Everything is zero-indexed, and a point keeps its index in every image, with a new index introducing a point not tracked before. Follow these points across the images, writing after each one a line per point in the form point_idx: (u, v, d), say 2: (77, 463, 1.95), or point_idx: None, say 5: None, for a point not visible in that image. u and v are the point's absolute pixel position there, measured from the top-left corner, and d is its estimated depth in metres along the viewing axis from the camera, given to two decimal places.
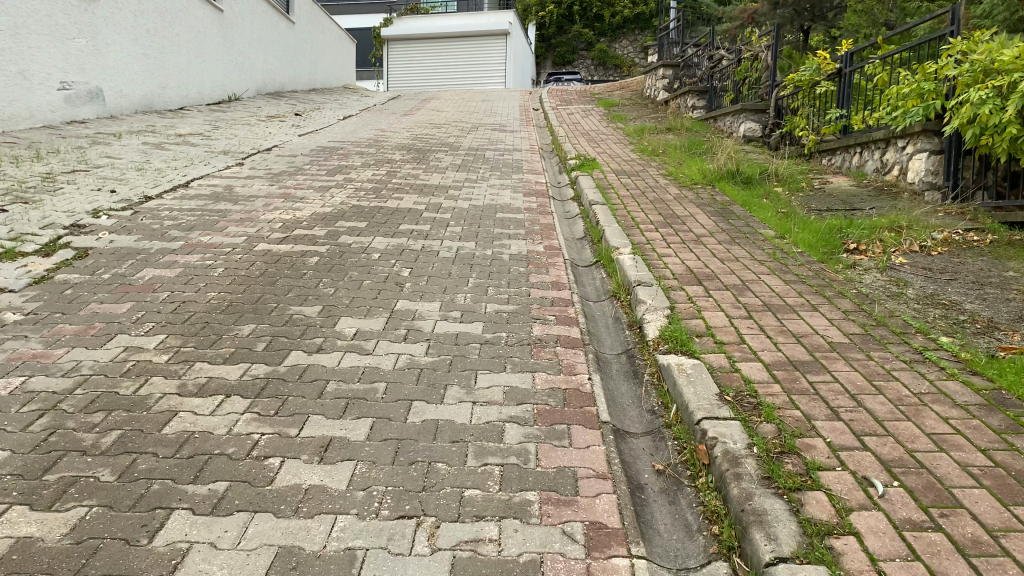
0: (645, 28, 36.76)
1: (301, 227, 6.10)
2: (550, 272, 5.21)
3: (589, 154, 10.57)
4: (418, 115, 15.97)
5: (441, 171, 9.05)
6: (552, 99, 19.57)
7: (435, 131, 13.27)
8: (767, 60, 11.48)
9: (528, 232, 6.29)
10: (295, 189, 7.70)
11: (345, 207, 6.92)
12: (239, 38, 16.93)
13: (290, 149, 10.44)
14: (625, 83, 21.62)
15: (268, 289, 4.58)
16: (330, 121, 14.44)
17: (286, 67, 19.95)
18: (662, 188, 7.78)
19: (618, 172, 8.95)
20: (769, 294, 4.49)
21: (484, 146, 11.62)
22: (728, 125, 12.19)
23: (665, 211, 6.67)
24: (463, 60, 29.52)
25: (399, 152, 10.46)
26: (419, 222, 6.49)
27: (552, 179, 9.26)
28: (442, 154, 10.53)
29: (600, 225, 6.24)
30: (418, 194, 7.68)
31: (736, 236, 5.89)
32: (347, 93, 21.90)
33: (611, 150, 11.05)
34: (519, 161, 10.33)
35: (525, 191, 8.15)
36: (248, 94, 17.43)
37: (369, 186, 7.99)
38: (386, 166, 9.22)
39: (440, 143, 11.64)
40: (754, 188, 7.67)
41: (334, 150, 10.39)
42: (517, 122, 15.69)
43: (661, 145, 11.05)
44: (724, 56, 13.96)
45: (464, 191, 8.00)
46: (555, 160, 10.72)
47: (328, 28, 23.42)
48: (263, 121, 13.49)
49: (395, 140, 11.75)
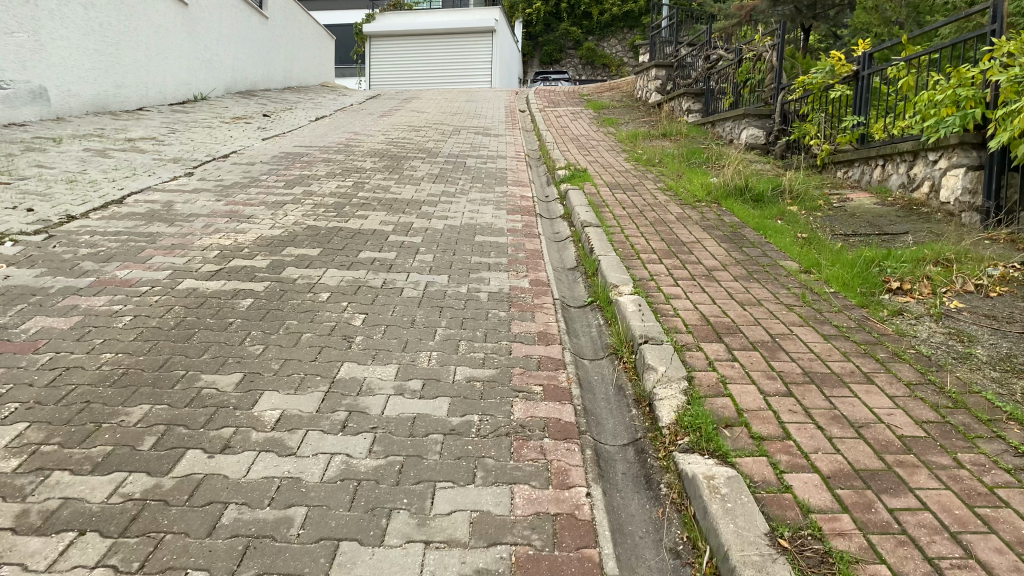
0: (634, 26, 35.91)
1: (242, 255, 5.19)
2: (536, 317, 4.30)
3: (580, 162, 9.66)
4: (396, 116, 15.03)
5: (414, 183, 8.14)
6: (539, 100, 18.67)
7: (412, 134, 12.34)
8: (772, 61, 10.61)
9: (509, 262, 5.38)
10: (245, 205, 6.78)
11: (299, 228, 6.01)
12: (206, 33, 15.94)
13: (249, 155, 9.50)
14: (615, 83, 20.72)
15: (180, 349, 3.64)
16: (300, 123, 13.48)
17: (258, 65, 18.93)
18: (662, 206, 6.89)
19: (611, 185, 8.04)
20: (807, 355, 3.60)
21: (464, 153, 10.73)
22: (728, 130, 11.33)
23: (668, 236, 5.76)
24: (447, 58, 28.56)
25: (370, 159, 9.54)
26: (383, 248, 5.58)
27: (539, 193, 8.36)
28: (416, 161, 9.61)
29: (594, 254, 5.33)
30: (385, 211, 6.78)
31: (755, 270, 4.99)
32: (324, 92, 20.93)
33: (605, 158, 10.15)
34: (501, 170, 9.43)
35: (506, 207, 7.26)
36: (216, 93, 16.44)
37: (331, 201, 7.08)
38: (353, 176, 8.30)
39: (417, 149, 10.74)
40: (767, 206, 6.77)
41: (298, 157, 9.48)
42: (502, 124, 14.78)
43: (660, 153, 10.14)
44: (721, 56, 13.08)
45: (438, 206, 7.10)
46: (543, 170, 9.80)
47: (304, 23, 22.43)
48: (227, 123, 12.53)
49: (368, 145, 10.83)
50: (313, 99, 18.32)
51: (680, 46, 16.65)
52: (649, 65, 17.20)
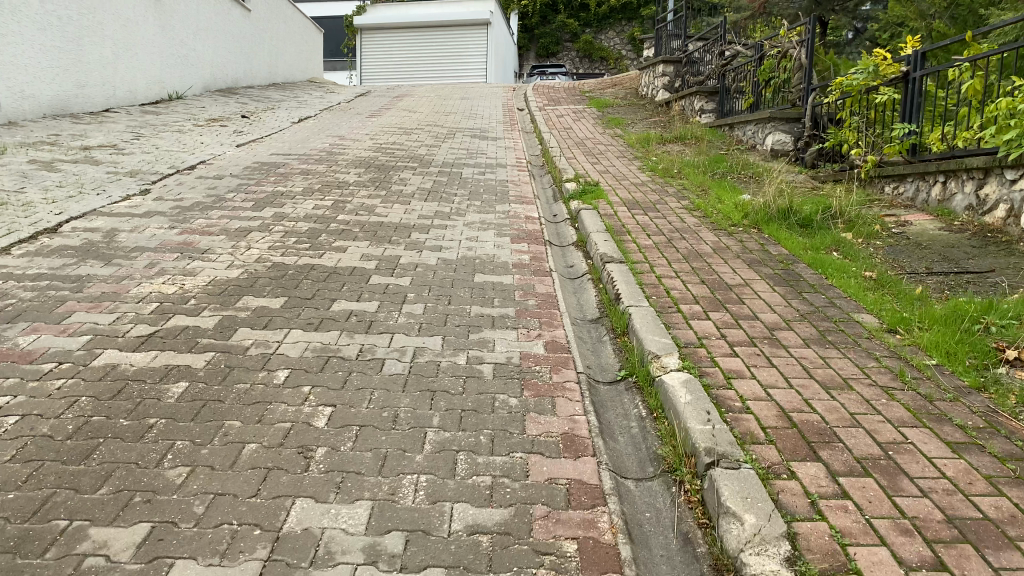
0: (633, 18, 34.84)
1: (185, 310, 4.17)
2: (559, 405, 3.29)
3: (589, 173, 8.62)
4: (385, 117, 13.97)
5: (402, 201, 7.12)
6: (538, 97, 17.66)
7: (403, 138, 11.32)
8: (800, 58, 9.59)
9: (517, 314, 4.38)
10: (202, 233, 5.76)
11: (262, 266, 5.00)
12: (181, 27, 14.87)
13: (218, 166, 8.48)
14: (618, 80, 19.64)
15: (69, 477, 2.62)
16: (282, 125, 12.44)
17: (239, 61, 17.84)
18: (693, 233, 5.87)
19: (629, 204, 7.02)
20: (940, 481, 2.61)
21: (459, 161, 9.70)
22: (750, 135, 10.32)
23: (708, 279, 4.77)
24: (441, 50, 27.44)
25: (355, 170, 8.51)
26: (363, 294, 4.57)
27: (547, 212, 7.34)
28: (406, 172, 8.58)
29: (624, 305, 4.31)
30: (368, 239, 5.77)
31: (827, 331, 3.99)
32: (309, 89, 19.84)
33: (616, 167, 9.10)
34: (502, 182, 8.41)
35: (509, 233, 6.25)
36: (192, 91, 15.37)
37: (305, 226, 6.06)
38: (333, 193, 7.27)
39: (408, 157, 9.71)
40: (817, 234, 5.76)
41: (274, 168, 8.45)
42: (500, 125, 13.76)
43: (676, 161, 9.09)
44: (740, 52, 12.05)
45: (431, 232, 6.08)
46: (549, 183, 8.77)
47: (290, 16, 21.35)
48: (199, 127, 11.48)
49: (354, 152, 9.80)
50: (298, 98, 17.25)
51: (689, 41, 15.62)
52: (656, 60, 16.15)
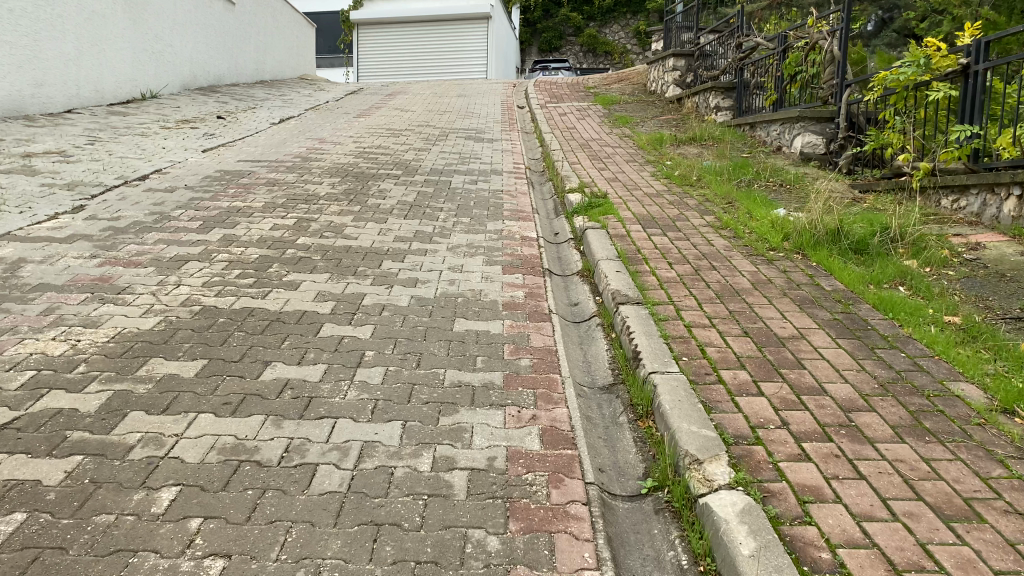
0: (638, 11, 33.75)
1: (66, 383, 3.16)
2: (563, 547, 2.27)
3: (596, 182, 7.58)
4: (374, 117, 12.96)
5: (378, 218, 6.11)
6: (540, 94, 16.65)
7: (390, 141, 10.31)
8: (832, 50, 8.54)
9: (505, 383, 3.34)
10: (128, 264, 4.76)
11: (188, 312, 3.99)
12: (156, 21, 13.87)
13: (175, 175, 7.48)
14: (624, 75, 18.56)
15: None
16: (260, 127, 11.43)
17: (222, 57, 16.85)
18: (724, 262, 4.84)
19: (643, 222, 5.98)
20: None
21: (450, 167, 8.70)
22: (774, 136, 9.27)
23: (751, 330, 3.74)
24: (439, 45, 26.40)
25: (329, 179, 7.51)
26: (307, 353, 3.55)
27: (547, 231, 6.31)
28: (388, 182, 7.57)
29: (647, 373, 3.29)
30: (329, 271, 4.76)
31: (923, 414, 2.97)
32: (298, 87, 18.83)
33: (624, 174, 8.06)
34: (496, 193, 7.40)
35: (500, 259, 5.23)
36: (169, 90, 14.38)
37: (255, 254, 5.05)
38: (300, 209, 6.27)
39: (393, 163, 8.70)
40: (875, 263, 4.74)
41: (238, 177, 7.46)
42: (498, 125, 12.74)
43: (694, 166, 8.04)
44: (761, 44, 11.00)
45: (407, 261, 5.07)
46: (550, 195, 7.73)
47: (279, 10, 20.35)
48: (167, 129, 10.49)
49: (333, 158, 8.80)
50: (284, 96, 16.25)
51: (702, 34, 14.57)
52: (666, 54, 15.10)
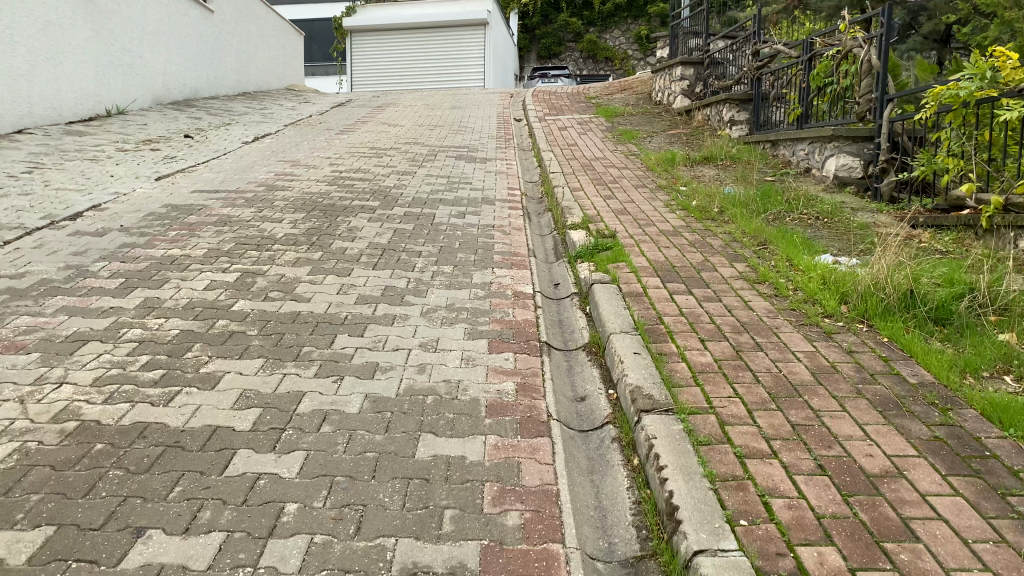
0: (639, 16, 32.75)
1: None
2: None
3: (601, 216, 6.53)
4: (358, 134, 11.93)
5: (341, 268, 5.08)
6: (539, 105, 15.66)
7: (372, 164, 9.29)
8: (868, 59, 7.52)
9: (482, 564, 2.28)
10: (7, 348, 3.71)
11: (56, 434, 2.93)
12: (123, 31, 12.85)
13: (113, 212, 6.45)
14: (627, 84, 17.54)
15: None
16: (231, 147, 10.41)
17: (199, 69, 15.84)
18: (770, 338, 3.80)
19: (661, 271, 4.93)
20: None
21: (434, 195, 7.68)
22: (801, 156, 8.24)
23: (825, 461, 2.70)
24: (434, 53, 25.38)
25: (292, 215, 6.49)
26: (203, 510, 2.50)
27: (545, 282, 5.25)
28: (361, 217, 6.55)
29: (694, 555, 2.24)
30: (263, 355, 3.72)
31: None
32: (281, 99, 17.82)
33: (634, 204, 7.00)
34: (485, 230, 6.38)
35: (486, 326, 4.18)
36: (137, 105, 13.36)
37: (175, 329, 4.00)
38: (247, 257, 5.24)
39: (370, 192, 7.68)
40: (966, 338, 3.70)
41: (184, 214, 6.44)
42: (492, 141, 11.72)
43: (715, 194, 6.97)
44: (781, 52, 9.98)
45: (368, 333, 4.01)
46: (549, 231, 6.69)
47: (262, 18, 19.34)
48: (124, 151, 9.47)
49: (302, 186, 7.79)
50: (265, 110, 15.23)
51: (711, 40, 13.55)
52: (672, 62, 14.09)
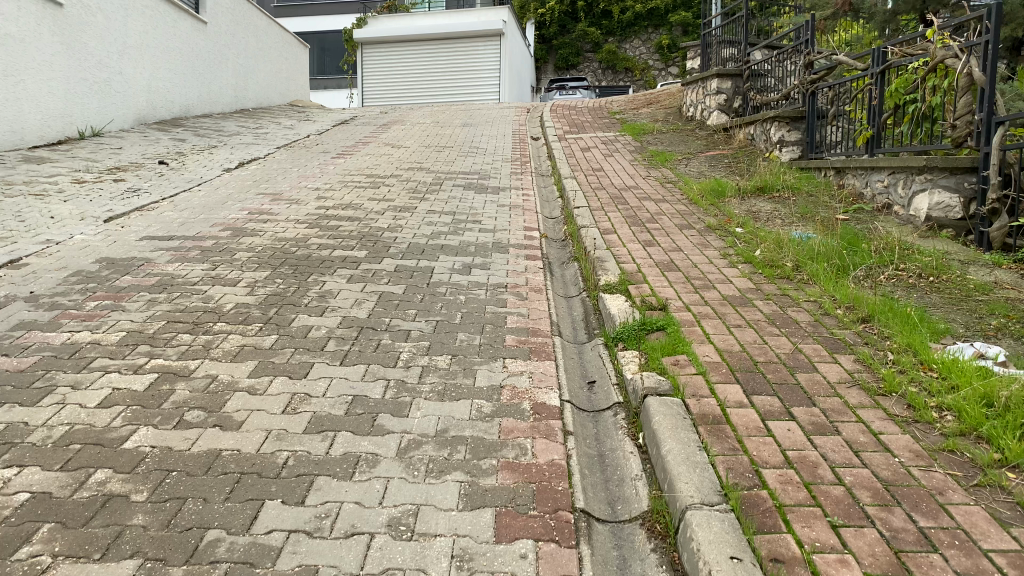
0: (660, 25, 31.10)
1: None
2: None
3: (644, 273, 5.14)
4: (355, 158, 10.64)
5: (297, 363, 3.74)
6: (560, 121, 14.35)
7: (366, 196, 7.96)
8: (968, 72, 6.08)
9: None
10: None
11: None
12: (98, 44, 11.63)
13: (28, 272, 5.13)
14: (653, 98, 16.17)
15: None
16: (208, 176, 9.14)
17: (187, 85, 14.61)
18: (941, 520, 2.41)
19: (740, 372, 3.53)
20: None
21: (433, 239, 6.36)
22: (881, 190, 6.81)
23: None
24: (448, 65, 24.13)
25: (253, 274, 5.16)
26: None
27: (577, 378, 3.86)
28: (339, 275, 5.22)
29: None
30: (142, 550, 2.36)
31: None
32: (280, 116, 16.60)
33: (683, 255, 5.60)
34: (496, 292, 5.02)
35: (494, 476, 2.80)
36: (114, 126, 12.13)
37: (25, 492, 2.65)
38: (175, 347, 3.92)
39: (358, 235, 6.35)
40: None
41: (119, 273, 5.14)
42: (507, 165, 10.38)
43: (784, 241, 5.57)
44: (842, 63, 8.57)
45: (312, 499, 2.65)
46: (577, 289, 5.29)
47: (260, 30, 18.12)
48: (80, 183, 8.18)
49: (277, 228, 6.49)
50: (259, 129, 13.98)
51: (751, 50, 12.17)
52: (706, 74, 12.71)
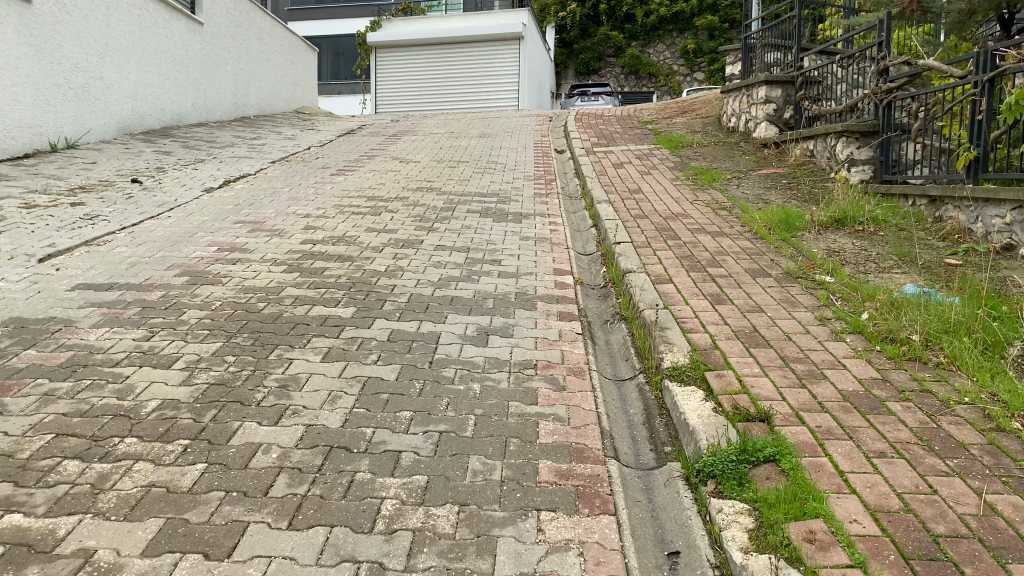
0: (685, 29, 29.81)
1: None
2: None
3: (722, 351, 3.82)
4: (358, 176, 9.41)
5: (224, 525, 2.45)
6: (587, 132, 13.08)
7: (365, 227, 6.70)
8: None
9: None
10: None
11: None
12: (73, 46, 10.42)
13: None
14: (687, 106, 14.83)
15: None
16: (184, 198, 7.90)
17: (178, 92, 13.43)
18: None
19: (923, 563, 2.21)
20: None
21: (441, 288, 5.06)
22: (1002, 228, 5.46)
23: None
24: (467, 70, 22.88)
25: (198, 348, 3.87)
26: None
27: (651, 547, 2.55)
28: (313, 348, 3.93)
29: None
30: None
31: None
32: (282, 125, 15.40)
33: (766, 322, 4.26)
34: (522, 376, 3.70)
35: None
36: (91, 136, 10.93)
37: None
38: (49, 489, 2.63)
39: (346, 282, 5.07)
40: None
41: (21, 346, 3.87)
42: (529, 186, 9.11)
43: (901, 303, 4.22)
44: (932, 68, 7.18)
45: None
46: (630, 368, 3.97)
47: (262, 32, 16.93)
48: (29, 209, 6.95)
49: (247, 273, 5.21)
50: (256, 140, 12.78)
51: (804, 55, 10.81)
52: (752, 80, 11.36)
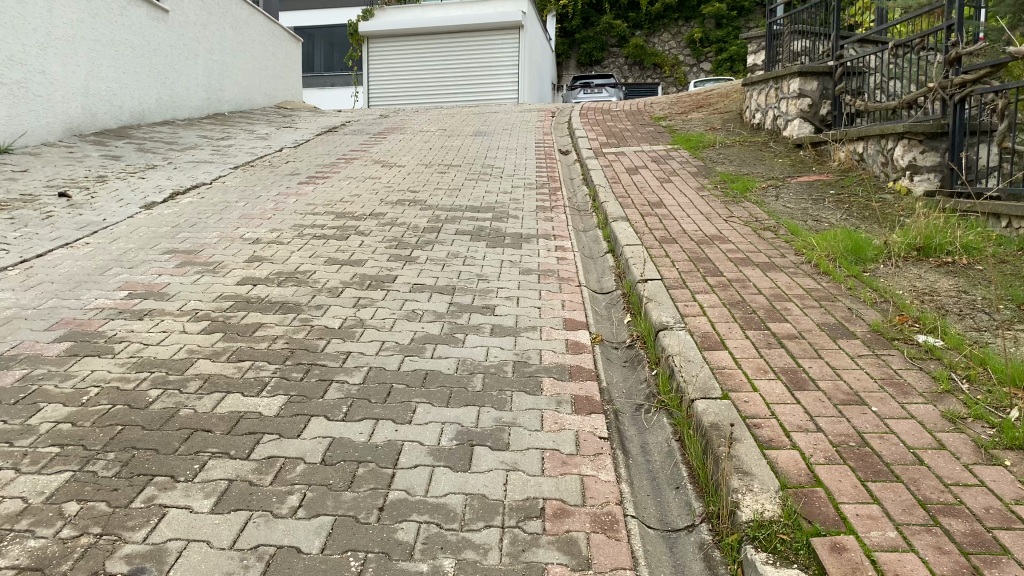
0: (691, 18, 28.44)
1: None
2: None
3: (830, 492, 2.49)
4: (330, 186, 8.08)
5: None
6: (595, 130, 11.75)
7: (324, 258, 5.37)
8: None
9: None
10: None
11: None
12: (6, 35, 9.07)
13: None
14: (702, 100, 13.47)
15: None
16: (115, 217, 6.58)
17: (139, 88, 12.07)
18: None
19: None
20: None
21: (411, 355, 3.75)
22: None
23: None
24: (464, 62, 21.51)
25: (30, 487, 2.55)
26: None
27: None
28: (207, 483, 2.60)
29: None
30: None
31: None
32: (258, 122, 14.03)
33: (874, 427, 2.94)
34: (524, 537, 2.38)
35: None
36: (28, 138, 9.59)
37: None
38: None
39: (283, 350, 3.75)
40: None
41: None
42: (530, 197, 7.78)
43: None
44: (1021, 57, 5.79)
45: None
46: (686, 511, 2.64)
47: (238, 21, 15.54)
48: None
49: (152, 337, 3.89)
50: (223, 140, 11.43)
51: (844, 44, 9.44)
52: (782, 72, 10.00)
